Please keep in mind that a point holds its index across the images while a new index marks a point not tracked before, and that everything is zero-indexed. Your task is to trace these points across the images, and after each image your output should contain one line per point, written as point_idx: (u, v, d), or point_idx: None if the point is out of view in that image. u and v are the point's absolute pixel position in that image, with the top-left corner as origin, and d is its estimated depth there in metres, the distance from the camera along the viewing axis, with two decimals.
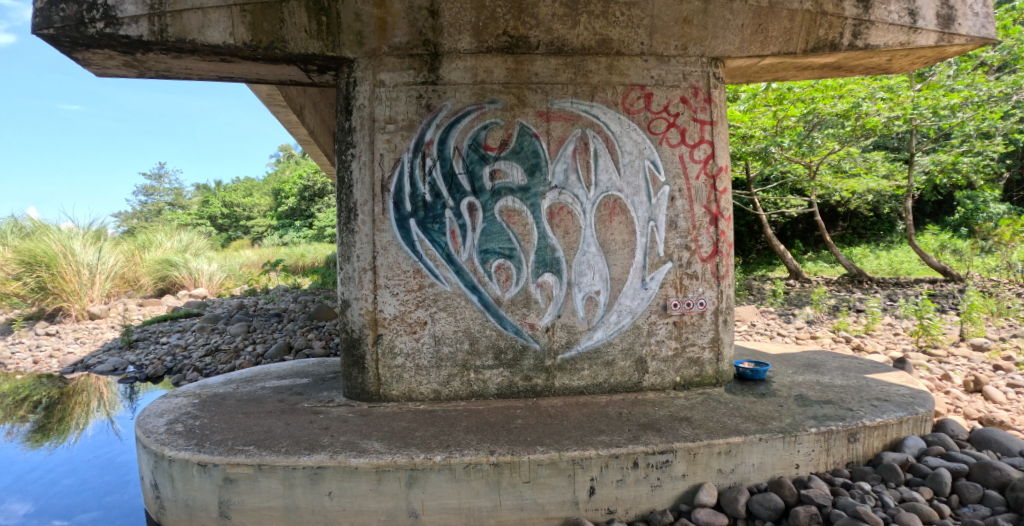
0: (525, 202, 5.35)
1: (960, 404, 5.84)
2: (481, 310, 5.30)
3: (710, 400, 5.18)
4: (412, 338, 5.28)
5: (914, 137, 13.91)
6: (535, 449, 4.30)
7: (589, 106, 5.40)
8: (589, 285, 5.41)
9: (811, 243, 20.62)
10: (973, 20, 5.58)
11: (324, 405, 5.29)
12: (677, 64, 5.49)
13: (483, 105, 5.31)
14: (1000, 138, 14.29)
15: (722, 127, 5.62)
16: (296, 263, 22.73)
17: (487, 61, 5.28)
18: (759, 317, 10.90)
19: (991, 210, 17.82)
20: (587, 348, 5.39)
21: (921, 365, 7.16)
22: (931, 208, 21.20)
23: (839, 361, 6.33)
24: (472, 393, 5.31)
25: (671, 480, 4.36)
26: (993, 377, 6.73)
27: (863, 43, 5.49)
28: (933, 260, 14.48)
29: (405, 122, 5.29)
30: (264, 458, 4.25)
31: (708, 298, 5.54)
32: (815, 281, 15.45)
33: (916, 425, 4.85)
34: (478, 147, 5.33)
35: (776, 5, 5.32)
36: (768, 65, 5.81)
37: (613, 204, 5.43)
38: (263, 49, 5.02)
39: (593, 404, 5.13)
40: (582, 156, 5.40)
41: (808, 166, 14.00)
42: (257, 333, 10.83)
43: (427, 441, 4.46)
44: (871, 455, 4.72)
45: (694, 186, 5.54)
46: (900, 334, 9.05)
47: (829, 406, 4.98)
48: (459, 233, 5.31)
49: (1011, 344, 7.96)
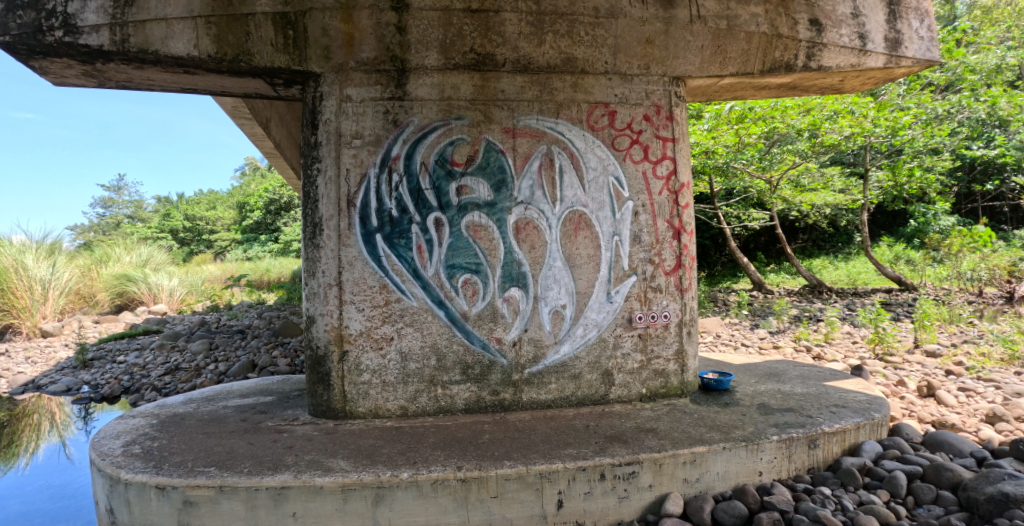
0: (490, 217, 5.39)
1: (915, 408, 6.04)
2: (448, 325, 5.29)
3: (674, 410, 5.26)
4: (378, 355, 5.23)
5: (868, 153, 14.47)
6: (503, 464, 4.30)
7: (554, 123, 5.49)
8: (555, 299, 5.46)
9: (772, 255, 21.24)
10: (918, 44, 5.99)
11: (288, 424, 5.20)
12: (640, 83, 5.63)
13: (449, 121, 5.35)
14: (949, 153, 14.99)
15: (684, 144, 5.77)
16: (261, 278, 22.29)
17: (454, 78, 5.33)
18: (723, 328, 11.13)
19: (940, 223, 18.84)
20: (554, 362, 5.42)
21: (878, 371, 7.39)
22: (885, 219, 22.19)
23: (799, 370, 6.50)
24: (439, 409, 5.29)
25: (637, 491, 4.41)
26: (945, 382, 6.96)
27: (816, 65, 5.77)
28: (888, 270, 15.01)
29: (371, 138, 5.28)
30: (226, 479, 4.14)
31: (672, 311, 5.65)
32: (776, 292, 15.86)
33: (873, 429, 5.02)
34: (445, 163, 5.36)
35: (734, 27, 5.55)
36: (727, 85, 6.02)
37: (578, 219, 5.51)
38: (228, 62, 4.97)
39: (560, 417, 5.15)
40: (547, 172, 5.47)
41: (769, 181, 14.41)
42: (219, 350, 10.53)
43: (394, 458, 4.42)
44: (830, 461, 4.85)
45: (657, 201, 5.66)
46: (858, 342, 9.35)
47: (790, 413, 5.11)
48: (426, 248, 5.31)
49: (961, 350, 8.29)
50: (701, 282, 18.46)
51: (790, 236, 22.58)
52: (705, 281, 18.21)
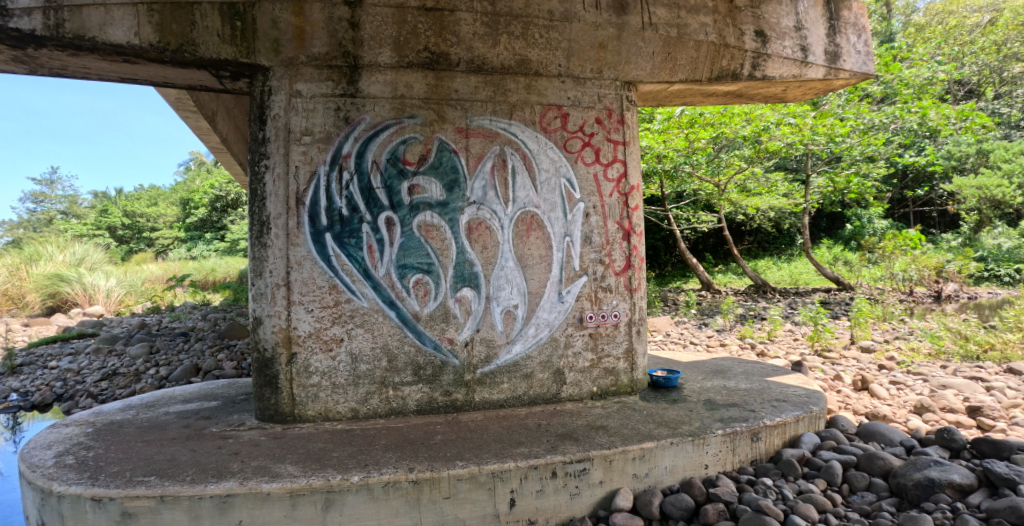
0: (443, 217, 5.37)
1: (850, 401, 6.35)
2: (399, 326, 5.24)
3: (624, 407, 5.37)
4: (327, 357, 5.13)
5: (809, 159, 15.13)
6: (455, 464, 4.29)
7: (507, 124, 5.51)
8: (506, 299, 5.48)
9: (720, 256, 21.96)
10: (855, 58, 6.34)
11: (234, 429, 5.04)
12: (592, 86, 5.73)
13: (402, 119, 5.30)
14: (884, 161, 15.84)
15: (634, 147, 5.89)
16: (206, 278, 21.51)
17: (407, 76, 5.28)
18: (673, 327, 11.42)
19: (875, 226, 19.90)
20: (506, 362, 5.44)
21: (817, 366, 7.73)
22: (824, 223, 23.28)
23: (744, 367, 6.74)
24: (391, 410, 5.23)
25: (588, 487, 4.47)
26: (878, 376, 7.36)
27: (761, 74, 6.01)
28: (826, 271, 15.72)
29: (321, 135, 5.17)
30: (167, 488, 3.98)
31: (622, 310, 5.76)
32: (723, 292, 16.39)
33: (811, 422, 5.25)
34: (397, 162, 5.30)
35: (684, 35, 5.71)
36: (677, 91, 6.19)
37: (530, 220, 5.55)
38: (171, 52, 4.77)
39: (512, 416, 5.18)
40: (500, 173, 5.48)
41: (716, 185, 14.89)
42: (160, 354, 10.10)
43: (344, 461, 4.34)
44: (772, 453, 5.04)
45: (607, 203, 5.76)
46: (798, 339, 9.77)
47: (734, 408, 5.29)
48: (376, 248, 5.24)
49: (892, 346, 8.78)
50: (652, 282, 18.90)
51: (737, 237, 23.37)
52: (655, 282, 18.65)
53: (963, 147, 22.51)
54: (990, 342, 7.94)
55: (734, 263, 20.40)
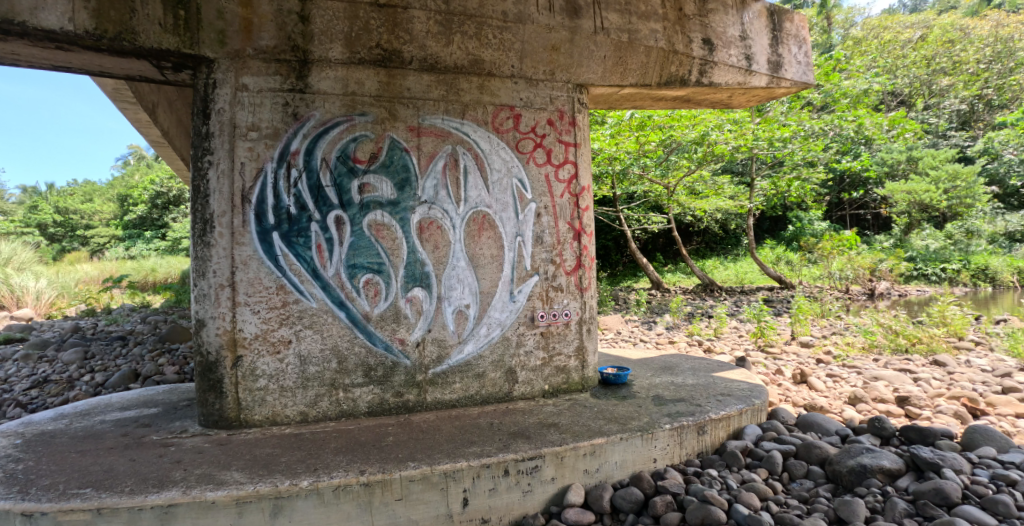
0: (393, 216, 5.32)
1: (790, 394, 6.63)
2: (349, 327, 5.16)
3: (576, 405, 5.45)
4: (275, 359, 5.01)
5: (754, 164, 15.72)
6: (407, 465, 4.26)
7: (460, 124, 5.51)
8: (458, 299, 5.48)
9: (669, 256, 22.55)
10: (796, 68, 6.68)
11: (176, 437, 4.85)
12: (545, 88, 5.78)
13: (353, 117, 5.22)
14: (823, 165, 16.61)
15: (585, 149, 5.99)
16: (145, 278, 20.60)
17: (358, 73, 5.21)
18: (624, 325, 11.64)
19: (814, 227, 20.86)
20: (458, 362, 5.43)
21: (760, 361, 8.04)
22: (768, 224, 24.24)
23: (691, 363, 6.94)
24: (341, 413, 5.15)
25: (540, 484, 4.51)
26: (816, 369, 7.71)
27: (708, 81, 6.21)
28: (770, 270, 16.36)
29: (269, 130, 5.04)
30: (104, 500, 3.80)
31: (572, 309, 5.84)
32: (673, 291, 16.83)
33: (753, 414, 5.46)
34: (347, 159, 5.22)
35: (634, 41, 5.85)
36: (627, 95, 6.32)
37: (482, 220, 5.56)
38: (109, 40, 4.55)
39: (464, 416, 5.18)
40: (452, 173, 5.47)
41: (666, 186, 15.28)
42: (96, 359, 9.61)
43: (293, 466, 4.25)
44: (717, 445, 5.22)
45: (558, 203, 5.83)
46: (743, 335, 10.13)
47: (681, 403, 5.45)
48: (326, 247, 5.15)
49: (829, 341, 9.22)
50: (605, 282, 19.22)
51: (686, 238, 24.04)
52: (607, 281, 18.97)
53: (895, 154, 23.84)
54: (917, 336, 8.45)
55: (683, 263, 20.97)
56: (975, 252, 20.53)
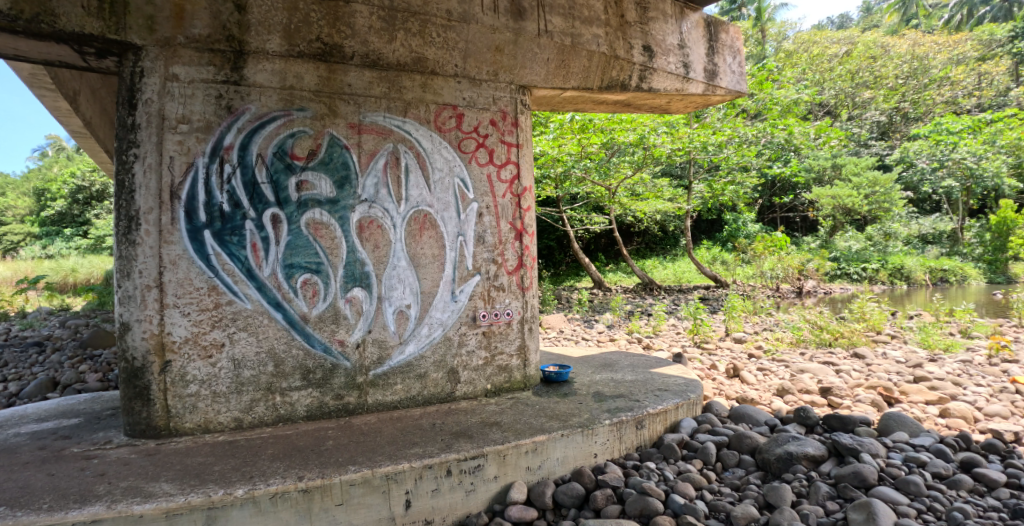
0: (332, 215, 5.22)
1: (723, 387, 6.92)
2: (286, 328, 5.03)
3: (518, 403, 5.50)
4: (206, 364, 4.82)
5: (692, 168, 16.32)
6: (347, 469, 4.18)
7: (402, 122, 5.46)
8: (399, 299, 5.43)
9: (612, 256, 23.09)
10: (731, 77, 7.09)
11: (99, 448, 4.58)
12: (488, 88, 5.81)
13: (291, 111, 5.09)
14: (756, 170, 17.43)
15: (527, 150, 6.06)
16: (64, 278, 19.34)
17: (297, 66, 5.08)
18: (566, 324, 11.82)
19: (748, 229, 21.84)
20: (399, 363, 5.38)
21: (696, 357, 8.35)
22: (704, 225, 25.21)
23: (630, 359, 7.13)
24: (278, 418, 5.01)
25: (483, 483, 4.53)
26: (747, 364, 8.07)
27: (647, 86, 6.42)
28: (706, 269, 17.00)
29: (200, 123, 4.85)
30: (18, 518, 3.55)
31: (514, 309, 5.89)
32: (614, 290, 17.24)
33: (689, 408, 5.66)
34: (284, 155, 5.09)
35: (577, 45, 5.96)
36: (569, 97, 6.44)
37: (423, 219, 5.54)
38: (24, 22, 4.26)
39: (406, 417, 5.14)
40: (393, 171, 5.42)
41: (608, 188, 15.63)
42: (7, 367, 8.95)
43: (227, 475, 4.10)
44: (654, 439, 5.38)
45: (500, 203, 5.88)
46: (680, 332, 10.49)
47: (620, 399, 5.59)
48: (261, 246, 5.00)
49: (760, 337, 9.67)
50: (549, 281, 19.47)
51: (627, 238, 24.63)
52: (551, 281, 19.22)
53: (822, 161, 25.26)
54: (840, 331, 9.00)
55: (624, 263, 21.50)
56: (892, 252, 22.04)
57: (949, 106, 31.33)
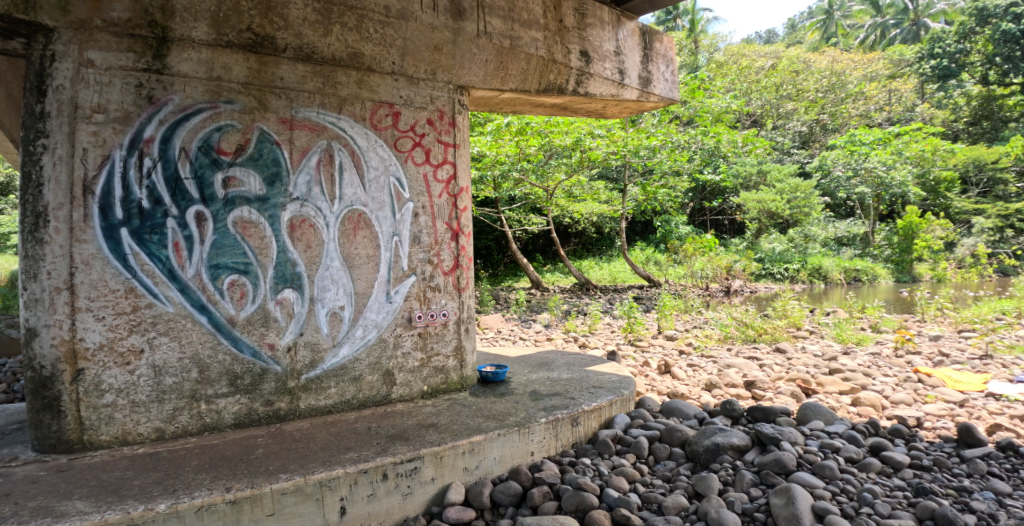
0: (261, 213, 5.04)
1: (655, 383, 7.16)
2: (211, 332, 4.82)
3: (455, 404, 5.49)
4: (124, 371, 4.55)
5: (627, 171, 16.80)
6: (278, 477, 4.05)
7: (336, 119, 5.35)
8: (332, 300, 5.31)
9: (550, 257, 23.42)
10: (664, 84, 7.40)
11: (1, 466, 4.24)
12: (426, 87, 5.78)
13: (217, 104, 4.89)
14: (688, 175, 18.14)
15: (464, 150, 6.07)
16: None
17: (225, 57, 4.88)
18: (504, 324, 11.90)
19: (680, 231, 22.67)
20: (333, 366, 5.27)
21: (629, 355, 8.60)
22: (639, 227, 25.99)
23: (566, 358, 7.26)
24: (203, 427, 4.80)
25: (420, 486, 4.49)
26: (678, 360, 8.39)
27: (584, 91, 6.58)
28: (640, 269, 17.54)
29: (118, 114, 4.58)
30: None
31: (450, 309, 5.89)
32: (552, 290, 17.50)
33: (622, 404, 5.82)
34: (210, 150, 4.88)
35: (516, 47, 6.01)
36: (508, 99, 6.50)
37: (357, 218, 5.44)
38: None
39: (341, 422, 5.03)
40: (326, 169, 5.31)
41: (546, 189, 15.85)
42: None
43: (147, 489, 3.88)
44: (589, 435, 5.50)
45: (436, 203, 5.86)
46: (615, 331, 10.77)
47: (556, 397, 5.68)
48: (184, 245, 4.77)
49: (690, 334, 10.07)
50: (488, 282, 19.53)
51: (564, 239, 25.03)
52: (489, 281, 19.28)
53: (749, 167, 26.55)
54: (763, 327, 9.49)
55: (562, 264, 21.86)
56: (812, 253, 23.47)
57: (862, 118, 33.71)
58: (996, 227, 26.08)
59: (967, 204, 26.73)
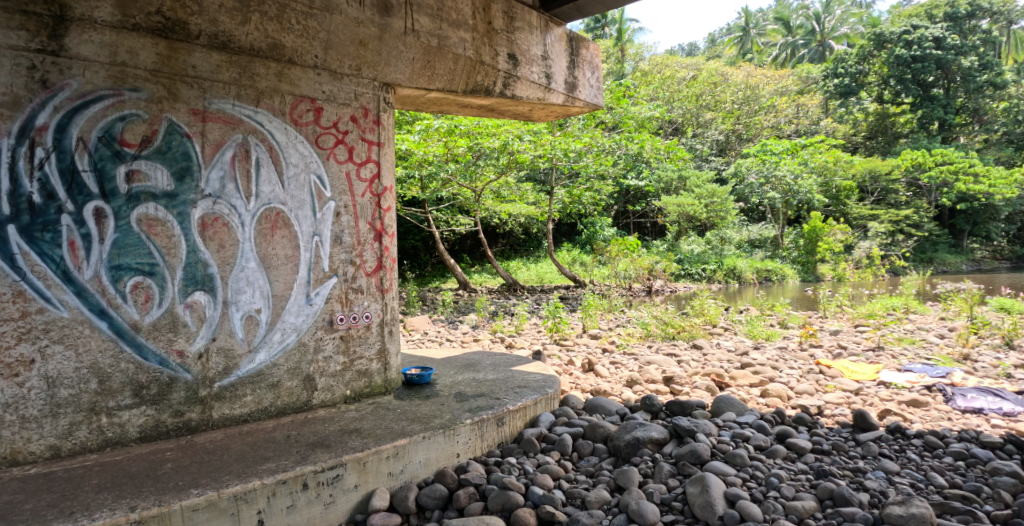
0: (169, 210, 4.74)
1: (579, 381, 7.32)
2: (112, 339, 4.47)
3: (379, 408, 5.39)
4: (11, 384, 4.15)
5: (554, 174, 17.11)
6: (189, 493, 3.82)
7: (253, 112, 5.11)
8: (247, 303, 5.07)
9: (477, 258, 23.46)
10: (589, 90, 7.63)
11: None
12: (350, 83, 5.61)
13: (121, 91, 4.54)
14: (613, 179, 18.71)
15: (389, 149, 5.96)
16: None
17: (132, 41, 4.54)
18: (430, 325, 11.80)
19: (605, 233, 23.35)
20: (248, 372, 5.03)
21: (554, 354, 8.75)
22: (565, 229, 26.51)
23: (492, 359, 7.30)
24: (105, 442, 4.46)
25: (343, 493, 4.37)
26: (601, 358, 8.63)
27: (511, 93, 6.64)
28: (567, 270, 17.93)
29: (5, 98, 4.17)
30: None
31: (373, 311, 5.76)
32: (480, 290, 17.53)
33: (547, 402, 5.91)
34: (112, 141, 4.54)
35: (443, 47, 5.98)
36: (434, 98, 6.45)
37: (275, 217, 5.23)
38: None
39: (258, 431, 4.82)
40: (241, 164, 5.06)
41: (474, 190, 15.87)
42: None
43: (39, 513, 3.56)
44: (515, 435, 5.55)
45: (359, 203, 5.72)
46: (540, 331, 10.93)
47: (482, 398, 5.69)
48: (81, 245, 4.40)
49: (613, 332, 10.38)
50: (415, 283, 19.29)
51: (493, 240, 25.14)
52: (416, 283, 19.05)
53: (670, 172, 27.72)
54: (682, 325, 9.95)
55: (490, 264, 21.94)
56: (727, 255, 24.81)
57: (773, 129, 36.00)
58: (887, 231, 28.65)
59: (863, 210, 29.18)
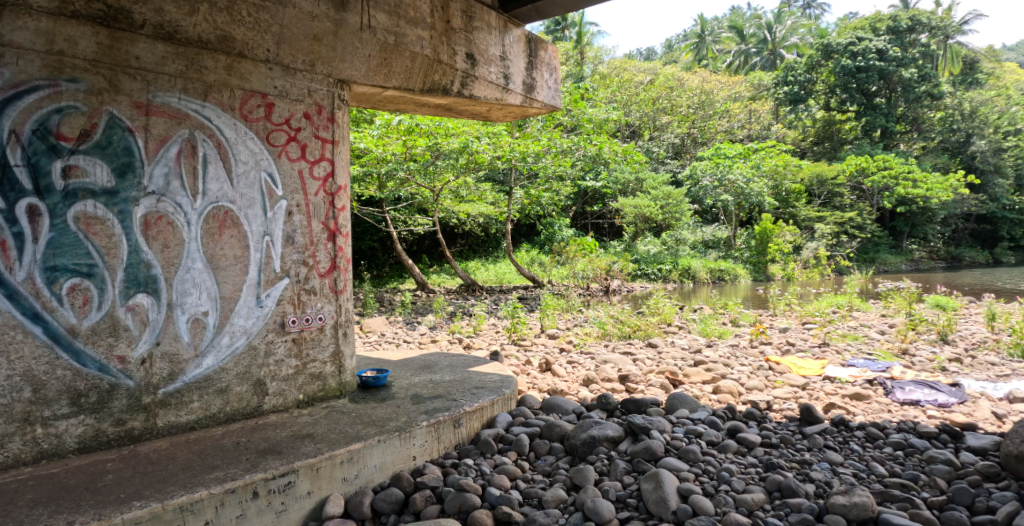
0: (109, 208, 4.52)
1: (536, 381, 7.35)
2: (46, 344, 4.23)
3: (333, 412, 5.28)
4: None
5: (513, 174, 17.15)
6: (130, 505, 3.65)
7: (200, 106, 4.92)
8: (194, 306, 4.89)
9: (436, 258, 23.28)
10: (547, 92, 7.69)
11: None
12: (303, 79, 5.48)
13: (57, 81, 4.31)
14: (571, 180, 18.88)
15: (343, 147, 5.85)
16: None
17: (69, 29, 4.31)
18: (387, 326, 11.64)
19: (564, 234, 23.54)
20: (195, 377, 4.84)
21: (512, 354, 8.76)
22: (524, 229, 26.59)
23: (449, 360, 7.25)
24: (39, 454, 4.22)
25: (296, 501, 4.26)
26: (558, 357, 8.69)
27: (468, 93, 6.62)
28: (526, 271, 17.99)
29: None
30: None
31: (327, 313, 5.64)
32: (438, 291, 17.42)
33: (504, 403, 5.91)
34: (47, 135, 4.30)
35: (400, 45, 5.90)
36: (390, 96, 6.37)
37: (224, 216, 5.05)
38: None
39: (205, 438, 4.65)
40: (188, 161, 4.87)
41: (432, 190, 15.75)
42: None
43: None
44: (472, 436, 5.52)
45: (312, 202, 5.59)
46: (499, 331, 10.93)
47: (438, 399, 5.64)
48: (12, 244, 4.16)
49: (570, 332, 10.47)
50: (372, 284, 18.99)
51: (452, 240, 25.00)
52: (373, 284, 18.76)
53: (627, 174, 28.18)
54: (637, 324, 10.11)
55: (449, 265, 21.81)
56: (682, 255, 25.37)
57: (726, 133, 37.03)
58: (832, 232, 29.87)
59: (810, 212, 30.35)
